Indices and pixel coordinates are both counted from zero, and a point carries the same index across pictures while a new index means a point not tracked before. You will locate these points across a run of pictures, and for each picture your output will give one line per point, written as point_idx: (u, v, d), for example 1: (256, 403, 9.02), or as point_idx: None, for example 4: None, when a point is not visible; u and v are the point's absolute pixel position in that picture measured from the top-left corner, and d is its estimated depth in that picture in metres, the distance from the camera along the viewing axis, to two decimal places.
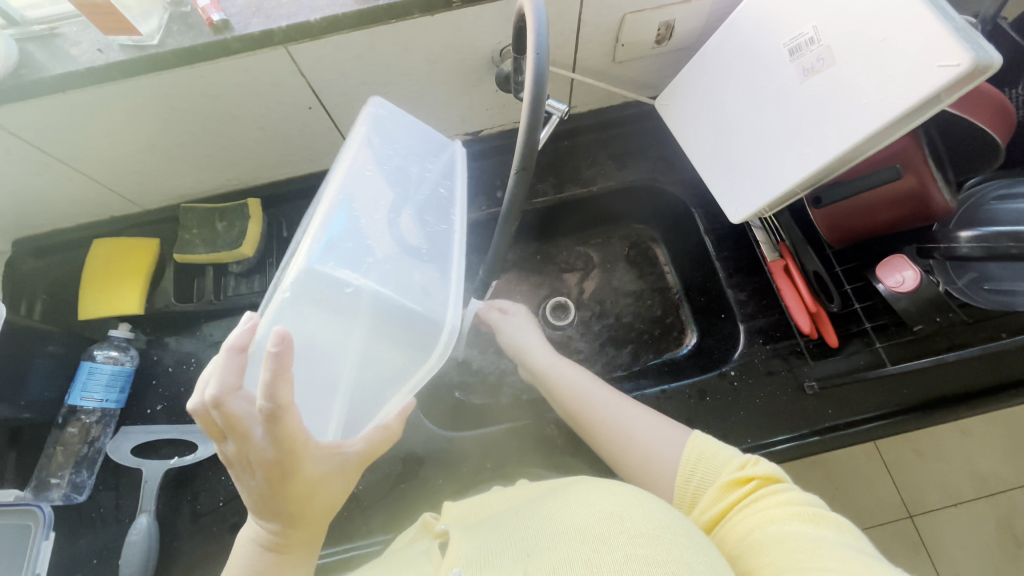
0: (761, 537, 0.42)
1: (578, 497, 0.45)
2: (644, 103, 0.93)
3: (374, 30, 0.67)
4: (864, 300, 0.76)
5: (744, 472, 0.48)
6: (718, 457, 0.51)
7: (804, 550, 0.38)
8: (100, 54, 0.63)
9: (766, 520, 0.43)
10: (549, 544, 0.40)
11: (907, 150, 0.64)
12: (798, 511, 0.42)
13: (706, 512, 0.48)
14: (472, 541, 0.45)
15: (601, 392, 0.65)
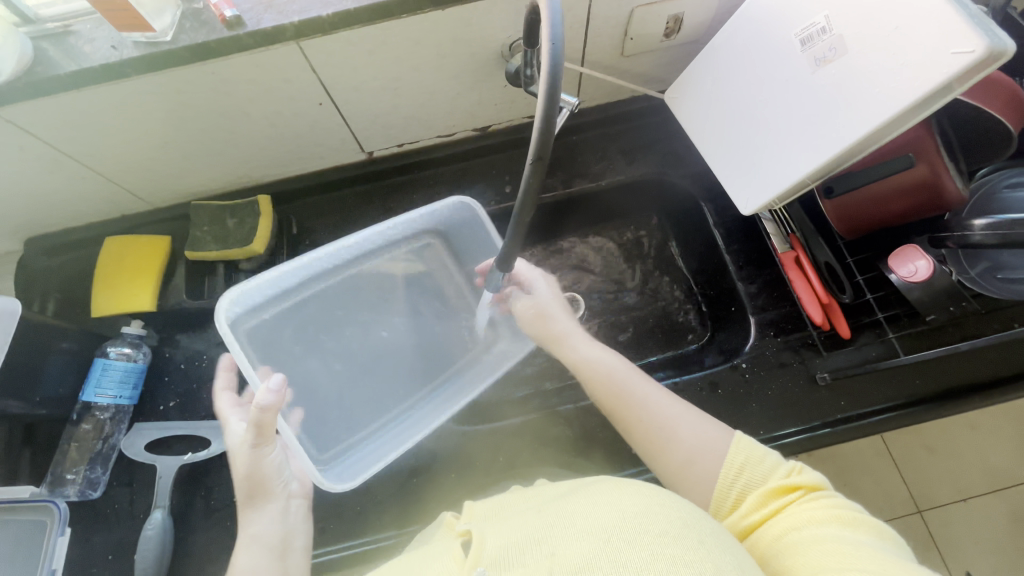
0: (799, 539, 0.42)
1: (599, 497, 0.45)
2: (652, 97, 0.93)
3: (385, 25, 0.67)
4: (876, 290, 0.76)
5: (789, 480, 0.47)
6: (764, 464, 0.50)
7: (845, 552, 0.38)
8: (114, 51, 0.64)
9: (806, 522, 0.43)
10: (572, 542, 0.41)
11: (921, 140, 0.64)
12: (837, 515, 0.42)
13: (746, 516, 0.47)
14: (495, 536, 0.46)
15: (641, 383, 0.62)
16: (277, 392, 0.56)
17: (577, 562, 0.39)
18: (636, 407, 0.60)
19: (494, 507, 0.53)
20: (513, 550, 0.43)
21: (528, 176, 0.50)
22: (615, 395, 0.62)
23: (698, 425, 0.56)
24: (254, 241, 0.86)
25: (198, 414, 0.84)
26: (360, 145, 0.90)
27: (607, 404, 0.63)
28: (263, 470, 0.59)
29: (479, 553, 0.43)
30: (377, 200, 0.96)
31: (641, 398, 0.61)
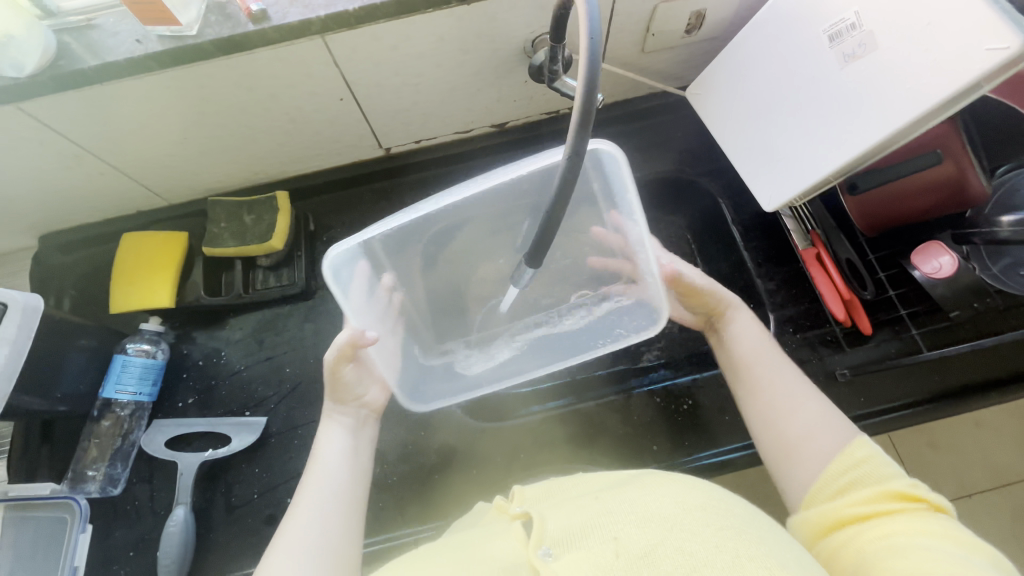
0: (905, 545, 0.40)
1: (649, 490, 0.45)
2: (671, 94, 0.93)
3: (411, 20, 0.67)
4: (898, 287, 0.76)
5: (914, 489, 0.44)
6: (887, 468, 0.46)
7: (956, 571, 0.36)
8: (138, 45, 0.63)
9: (920, 534, 0.40)
10: (632, 527, 0.41)
11: (945, 137, 0.66)
12: (957, 538, 0.39)
13: (852, 503, 0.45)
14: (555, 520, 0.46)
15: (782, 372, 0.58)
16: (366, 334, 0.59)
17: (641, 547, 0.39)
18: (766, 381, 0.58)
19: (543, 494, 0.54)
20: (575, 530, 0.43)
21: (562, 172, 0.50)
22: (746, 365, 0.60)
23: (817, 420, 0.53)
24: (271, 238, 0.85)
25: (216, 411, 0.84)
26: (377, 142, 0.90)
27: (735, 365, 0.61)
28: (346, 379, 0.62)
29: (542, 534, 0.44)
30: (393, 197, 0.96)
31: (767, 376, 0.58)
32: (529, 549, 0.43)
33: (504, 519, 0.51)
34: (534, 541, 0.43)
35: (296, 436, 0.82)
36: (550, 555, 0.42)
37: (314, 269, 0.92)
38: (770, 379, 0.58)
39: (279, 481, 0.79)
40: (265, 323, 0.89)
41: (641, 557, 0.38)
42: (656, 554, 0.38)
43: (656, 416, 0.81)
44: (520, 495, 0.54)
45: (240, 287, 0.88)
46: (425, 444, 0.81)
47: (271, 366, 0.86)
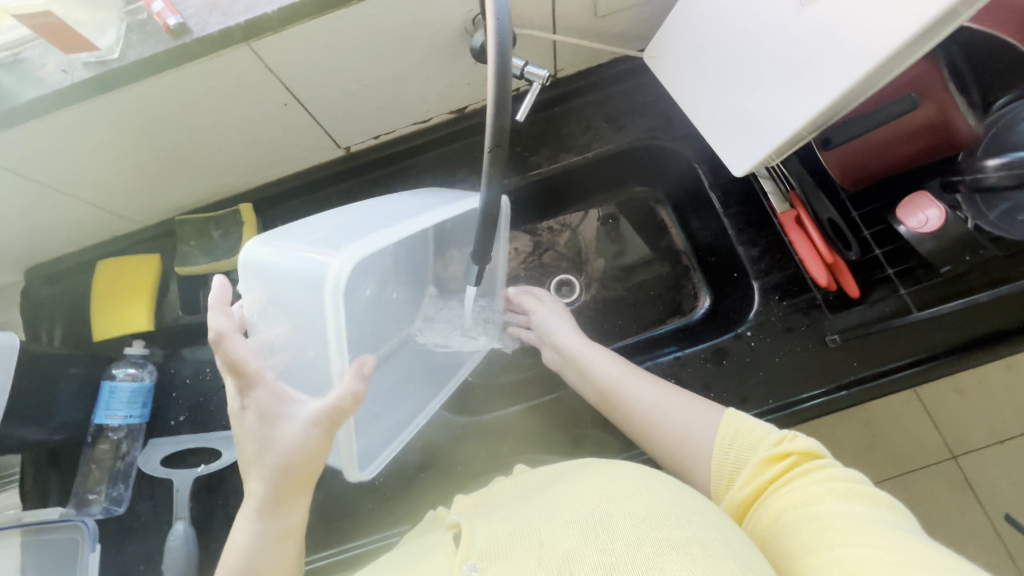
0: (794, 518, 0.43)
1: (584, 484, 0.45)
2: (634, 57, 0.88)
3: (336, 15, 0.64)
4: (886, 244, 0.71)
5: (780, 448, 0.48)
6: (753, 434, 0.51)
7: (834, 529, 0.39)
8: (65, 75, 0.62)
9: (806, 499, 0.43)
10: (558, 527, 0.41)
11: (924, 77, 0.60)
12: (835, 489, 0.43)
13: (742, 490, 0.48)
14: (483, 528, 0.47)
15: (624, 369, 0.66)
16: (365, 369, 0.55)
17: (562, 550, 0.39)
18: (636, 403, 0.62)
19: (479, 501, 0.56)
20: (499, 539, 0.44)
21: (488, 165, 0.48)
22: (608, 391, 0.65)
23: (692, 404, 0.58)
24: (240, 251, 0.85)
25: (208, 426, 0.86)
26: (336, 142, 0.88)
27: (604, 393, 0.66)
28: (300, 459, 0.53)
29: (469, 547, 0.45)
30: (361, 196, 0.94)
31: (630, 386, 0.64)
32: (455, 564, 0.44)
33: (442, 528, 0.54)
34: (459, 558, 0.44)
35: None
36: (475, 569, 0.43)
37: None
38: (631, 389, 0.63)
39: None
40: None
41: (562, 560, 0.38)
42: (577, 554, 0.38)
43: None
44: (461, 502, 0.58)
45: None
46: (411, 443, 0.82)
47: None
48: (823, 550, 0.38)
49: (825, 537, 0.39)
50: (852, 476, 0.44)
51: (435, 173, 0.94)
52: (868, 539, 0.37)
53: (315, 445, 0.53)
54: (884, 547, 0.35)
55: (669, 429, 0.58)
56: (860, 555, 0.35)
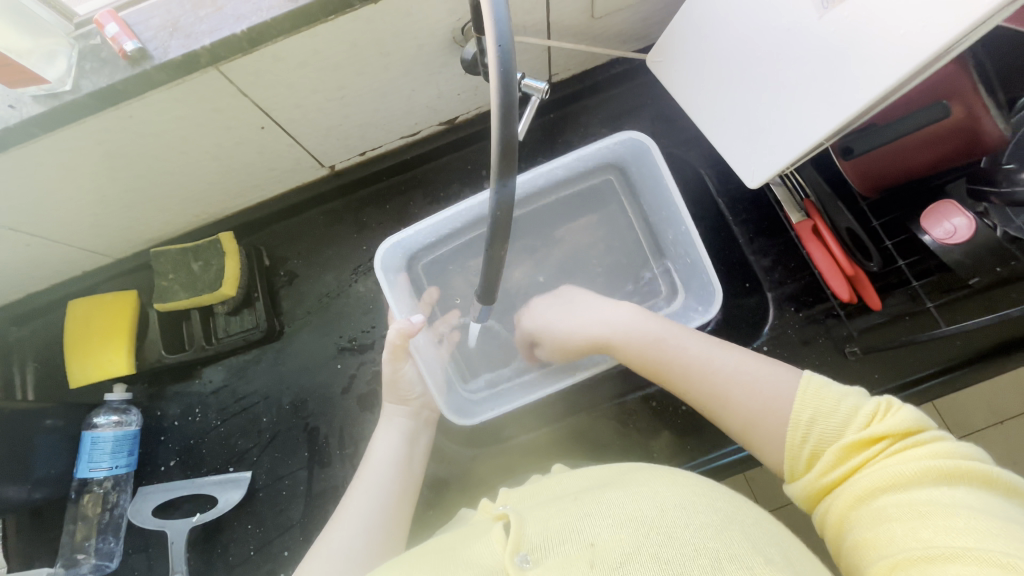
0: (886, 506, 0.38)
1: (637, 485, 0.42)
2: (632, 58, 0.82)
3: (313, 32, 0.58)
4: (909, 255, 0.68)
5: (874, 429, 0.42)
6: (841, 408, 0.44)
7: (944, 527, 0.34)
8: (11, 111, 0.55)
9: (901, 485, 0.38)
10: (610, 526, 0.38)
11: (952, 79, 0.56)
12: (934, 470, 0.38)
13: (825, 474, 0.42)
14: (535, 523, 0.40)
15: (683, 333, 0.56)
16: (414, 323, 0.63)
17: (615, 554, 0.35)
18: (683, 375, 0.54)
19: (530, 492, 0.48)
20: (554, 534, 0.38)
21: (493, 204, 0.43)
22: (655, 360, 0.55)
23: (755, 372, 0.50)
24: (223, 284, 0.80)
25: (200, 470, 0.81)
26: (318, 162, 0.82)
27: (649, 356, 0.56)
28: (402, 376, 0.66)
29: (520, 536, 0.39)
30: (348, 217, 0.89)
31: (687, 344, 0.55)
32: (504, 554, 0.37)
33: (487, 519, 0.45)
34: (510, 547, 0.37)
35: (284, 486, 0.79)
36: (528, 562, 0.37)
37: (277, 306, 0.87)
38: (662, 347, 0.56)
39: (274, 534, 0.77)
40: (235, 371, 0.85)
41: (616, 563, 0.35)
42: (632, 559, 0.35)
43: (621, 414, 0.80)
44: (507, 495, 0.49)
45: (202, 339, 0.83)
46: None
47: (248, 417, 0.83)
48: (925, 557, 0.33)
49: (926, 536, 0.34)
50: (960, 452, 0.39)
51: (428, 190, 0.89)
52: (980, 543, 0.32)
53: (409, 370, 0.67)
54: (995, 553, 0.31)
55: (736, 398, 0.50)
56: (971, 569, 0.31)
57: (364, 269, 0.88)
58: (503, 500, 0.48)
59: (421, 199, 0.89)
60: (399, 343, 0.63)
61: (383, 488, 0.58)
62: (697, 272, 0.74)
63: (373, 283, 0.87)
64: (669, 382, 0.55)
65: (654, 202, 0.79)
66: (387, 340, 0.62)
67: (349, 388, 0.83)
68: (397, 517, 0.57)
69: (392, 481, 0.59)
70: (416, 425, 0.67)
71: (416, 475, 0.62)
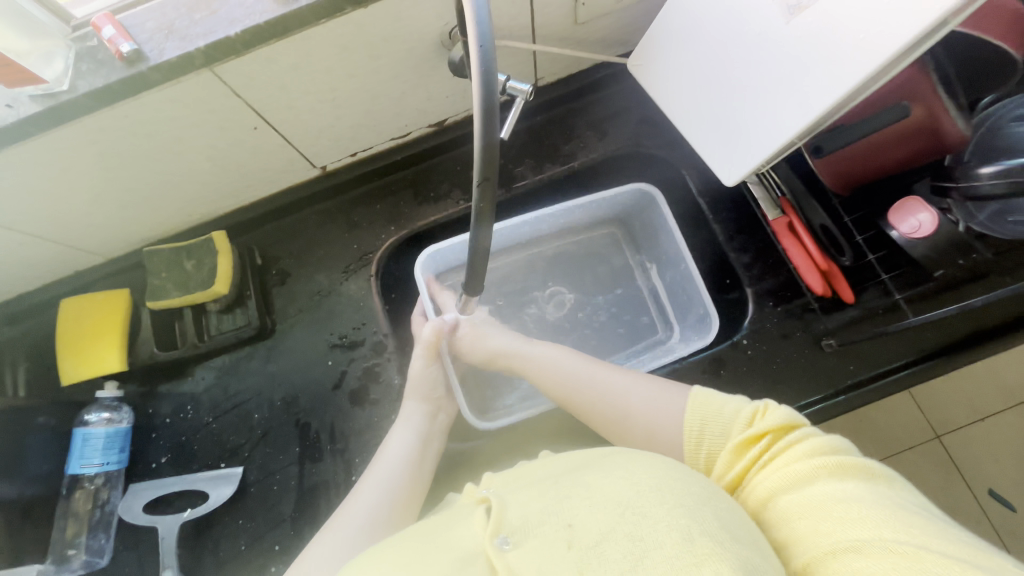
0: (785, 502, 0.39)
1: (615, 467, 0.43)
2: (616, 62, 0.85)
3: (304, 35, 0.60)
4: (878, 249, 0.71)
5: (755, 428, 0.44)
6: (724, 413, 0.47)
7: (843, 519, 0.35)
8: (9, 110, 0.57)
9: (795, 480, 0.40)
10: (589, 507, 0.38)
11: (912, 82, 0.58)
12: (822, 464, 0.39)
13: (723, 476, 0.45)
14: (516, 506, 0.42)
15: (578, 360, 0.62)
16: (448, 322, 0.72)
17: (592, 535, 0.36)
18: (593, 398, 0.58)
19: (513, 479, 0.49)
20: (534, 517, 0.40)
21: (476, 197, 0.45)
22: (566, 385, 0.61)
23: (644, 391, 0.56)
24: (215, 283, 0.81)
25: (192, 467, 0.82)
26: (310, 162, 0.84)
27: (562, 377, 0.61)
28: (429, 376, 0.71)
29: (501, 520, 0.41)
30: (340, 217, 0.91)
31: (588, 370, 0.61)
32: (484, 537, 0.40)
33: (469, 504, 0.47)
34: (491, 531, 0.40)
35: (275, 482, 0.80)
36: (507, 544, 0.39)
37: (269, 305, 0.88)
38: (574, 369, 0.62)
39: (266, 529, 0.78)
40: (227, 368, 0.86)
41: (592, 543, 0.36)
42: (608, 539, 0.36)
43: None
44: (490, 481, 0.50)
45: (194, 336, 0.84)
46: None
47: (239, 414, 0.84)
48: (833, 554, 0.35)
49: (830, 531, 0.36)
50: (831, 444, 0.41)
51: (418, 190, 0.91)
52: (876, 533, 0.34)
53: (434, 372, 0.71)
54: (894, 542, 0.33)
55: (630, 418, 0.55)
56: (874, 560, 0.33)
57: (355, 268, 0.89)
58: (486, 484, 0.49)
59: (412, 199, 0.91)
60: (434, 341, 0.71)
61: (390, 482, 0.59)
62: (694, 306, 0.80)
63: (364, 281, 0.89)
64: (581, 407, 0.59)
65: (654, 241, 0.86)
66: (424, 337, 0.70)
67: (341, 384, 0.84)
68: (405, 498, 0.58)
69: (406, 472, 0.60)
70: (431, 428, 0.68)
71: (427, 471, 0.63)
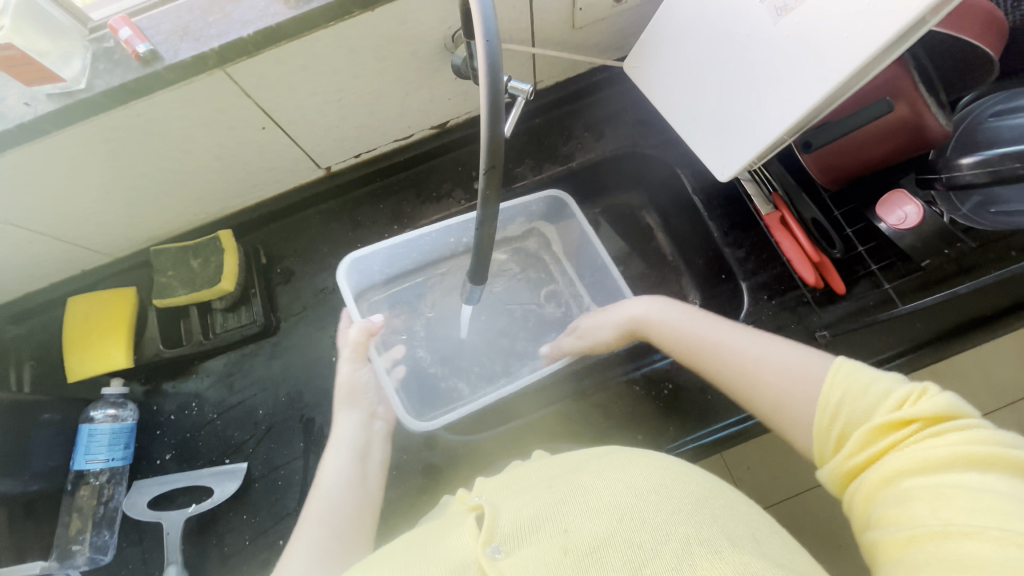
0: (912, 485, 0.38)
1: (610, 470, 0.44)
2: (612, 66, 0.88)
3: (313, 36, 0.62)
4: (867, 241, 0.74)
5: (903, 412, 0.41)
6: (871, 393, 0.44)
7: (974, 508, 0.34)
8: (28, 108, 0.58)
9: (929, 467, 0.38)
10: (581, 515, 0.39)
11: (895, 80, 0.61)
12: (966, 454, 0.37)
13: (852, 456, 0.43)
14: (512, 507, 0.43)
15: (698, 321, 0.63)
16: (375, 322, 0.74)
17: (589, 542, 0.38)
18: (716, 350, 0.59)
19: (506, 481, 0.49)
20: (526, 524, 0.40)
21: (483, 184, 0.47)
22: (688, 346, 0.62)
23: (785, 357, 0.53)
24: (221, 280, 0.82)
25: (196, 463, 0.83)
26: (315, 162, 0.86)
27: (685, 342, 0.62)
28: (361, 383, 0.71)
29: (494, 528, 0.40)
30: (343, 216, 0.92)
31: (707, 331, 0.61)
32: (476, 546, 0.39)
33: (461, 511, 0.47)
34: (484, 538, 0.39)
35: (279, 476, 0.81)
36: (500, 552, 0.39)
37: (274, 303, 0.90)
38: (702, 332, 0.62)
39: (269, 524, 0.79)
40: (232, 365, 0.87)
41: (589, 550, 0.37)
42: (606, 546, 0.37)
43: (607, 399, 0.83)
44: (481, 484, 0.50)
45: (200, 334, 0.86)
46: (412, 464, 0.82)
47: (244, 410, 0.85)
48: (945, 535, 0.34)
49: (948, 515, 0.35)
50: (996, 439, 0.38)
51: (420, 190, 0.93)
52: (998, 523, 0.33)
53: (365, 376, 0.72)
54: (1012, 532, 0.32)
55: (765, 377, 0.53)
56: (987, 549, 0.32)
57: None
58: (477, 490, 0.49)
59: (414, 199, 0.93)
60: (362, 341, 0.73)
61: (331, 505, 0.59)
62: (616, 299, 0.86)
63: None
64: (700, 361, 0.61)
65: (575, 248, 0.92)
66: (348, 338, 0.72)
67: None
68: (353, 524, 0.58)
69: (345, 493, 0.61)
70: (368, 441, 0.68)
71: (373, 493, 0.63)
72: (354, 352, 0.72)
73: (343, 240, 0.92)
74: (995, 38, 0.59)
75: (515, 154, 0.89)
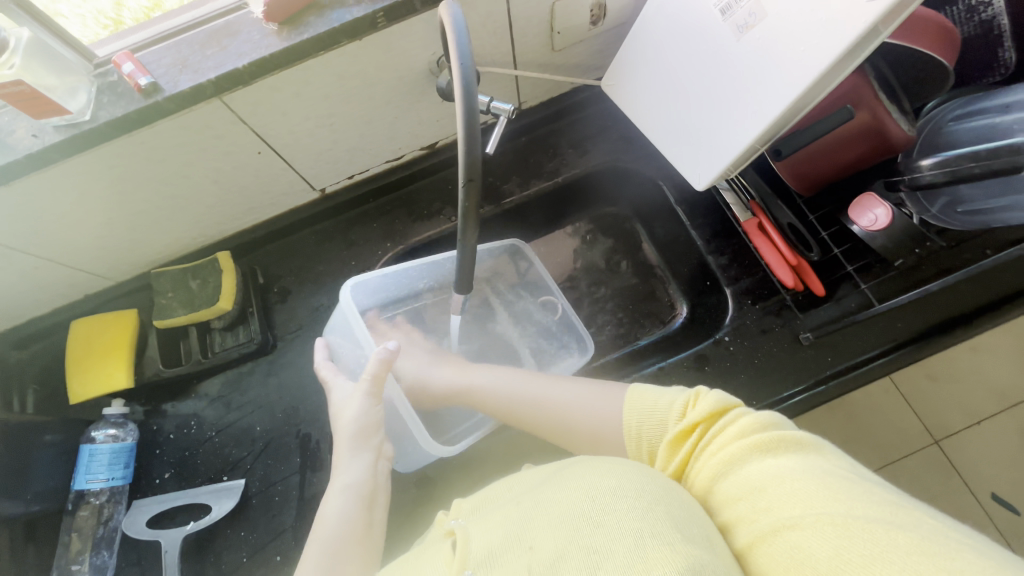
0: (728, 486, 0.41)
1: (573, 479, 0.44)
2: (592, 86, 0.92)
3: (305, 65, 0.66)
4: (842, 244, 0.77)
5: (686, 419, 0.46)
6: (661, 406, 0.49)
7: (777, 497, 0.37)
8: (35, 139, 0.61)
9: (730, 464, 0.41)
10: (545, 532, 0.40)
11: (857, 89, 0.63)
12: (754, 444, 0.41)
13: (668, 466, 0.46)
14: (480, 532, 0.44)
15: (524, 379, 0.66)
16: (394, 351, 0.65)
17: (550, 556, 0.38)
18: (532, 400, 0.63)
19: (481, 502, 0.50)
20: (496, 546, 0.41)
21: (463, 197, 0.50)
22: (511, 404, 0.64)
23: (595, 389, 0.59)
24: (219, 300, 0.85)
25: (194, 481, 0.84)
26: (310, 185, 0.89)
27: (504, 403, 0.65)
28: (373, 419, 0.63)
29: (466, 555, 0.42)
30: (338, 236, 0.95)
31: (521, 389, 0.64)
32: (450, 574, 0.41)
33: (438, 536, 0.49)
34: (457, 566, 0.41)
35: (276, 492, 0.82)
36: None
37: (271, 321, 0.92)
38: (529, 390, 0.64)
39: (267, 540, 0.80)
40: (230, 383, 0.89)
41: (550, 563, 0.37)
42: (563, 558, 0.37)
43: None
44: (459, 506, 0.51)
45: (199, 353, 0.87)
46: (406, 477, 0.83)
47: (242, 427, 0.86)
48: (774, 532, 0.36)
49: (767, 510, 0.37)
50: (764, 422, 0.43)
51: (412, 209, 0.96)
52: (805, 507, 0.35)
53: (376, 411, 0.64)
54: (824, 513, 0.34)
55: (582, 412, 0.57)
56: (808, 536, 0.34)
57: None
58: (455, 512, 0.51)
59: (406, 217, 0.96)
60: (380, 374, 0.65)
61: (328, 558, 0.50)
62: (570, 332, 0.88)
63: None
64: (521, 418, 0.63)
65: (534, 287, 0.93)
66: (368, 371, 0.64)
67: None
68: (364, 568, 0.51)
69: (346, 547, 0.51)
70: (374, 487, 0.59)
71: (379, 534, 0.55)
72: (371, 382, 0.65)
73: (337, 259, 0.95)
74: (948, 47, 0.63)
75: (508, 172, 0.92)
